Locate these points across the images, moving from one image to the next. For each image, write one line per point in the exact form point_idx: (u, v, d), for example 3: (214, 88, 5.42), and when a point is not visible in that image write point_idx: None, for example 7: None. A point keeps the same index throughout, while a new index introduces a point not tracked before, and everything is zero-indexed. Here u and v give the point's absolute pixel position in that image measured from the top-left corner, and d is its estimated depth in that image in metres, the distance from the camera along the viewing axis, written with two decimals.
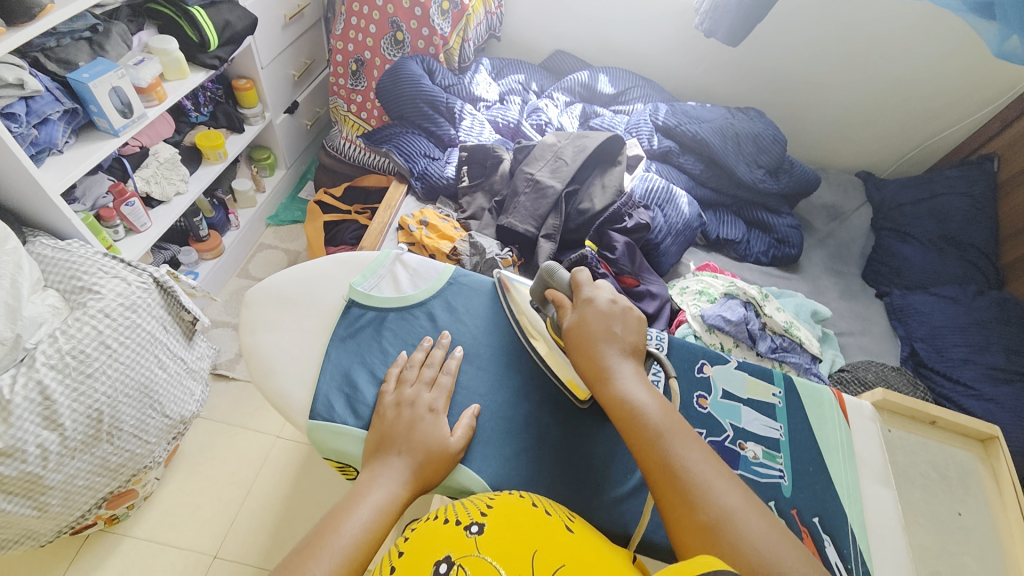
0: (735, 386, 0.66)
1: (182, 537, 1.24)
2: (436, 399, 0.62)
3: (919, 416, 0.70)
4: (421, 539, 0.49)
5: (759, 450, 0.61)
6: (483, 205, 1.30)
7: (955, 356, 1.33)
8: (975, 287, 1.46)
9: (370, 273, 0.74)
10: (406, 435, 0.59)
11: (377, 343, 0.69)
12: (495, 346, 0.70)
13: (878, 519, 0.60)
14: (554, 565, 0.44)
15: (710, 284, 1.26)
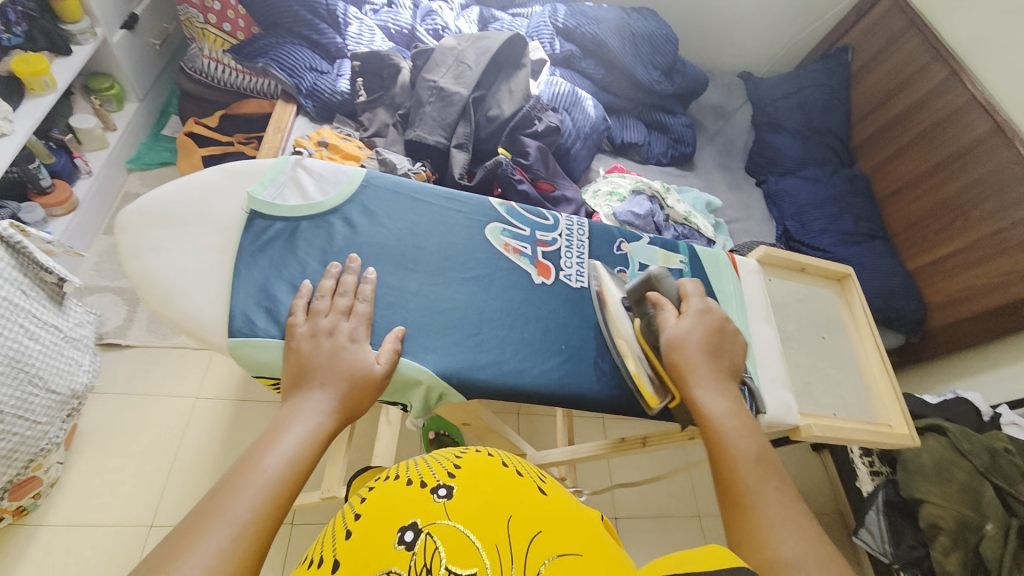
0: (648, 258, 0.73)
1: (110, 513, 1.16)
2: (355, 325, 0.60)
3: (790, 264, 0.82)
4: (379, 506, 0.46)
5: None
6: (386, 121, 1.21)
7: (817, 228, 1.57)
8: (832, 168, 1.71)
9: (269, 182, 0.67)
10: (327, 365, 0.56)
11: (291, 256, 0.64)
12: (421, 245, 0.69)
13: (762, 349, 0.72)
14: (531, 533, 0.42)
15: (619, 184, 1.33)
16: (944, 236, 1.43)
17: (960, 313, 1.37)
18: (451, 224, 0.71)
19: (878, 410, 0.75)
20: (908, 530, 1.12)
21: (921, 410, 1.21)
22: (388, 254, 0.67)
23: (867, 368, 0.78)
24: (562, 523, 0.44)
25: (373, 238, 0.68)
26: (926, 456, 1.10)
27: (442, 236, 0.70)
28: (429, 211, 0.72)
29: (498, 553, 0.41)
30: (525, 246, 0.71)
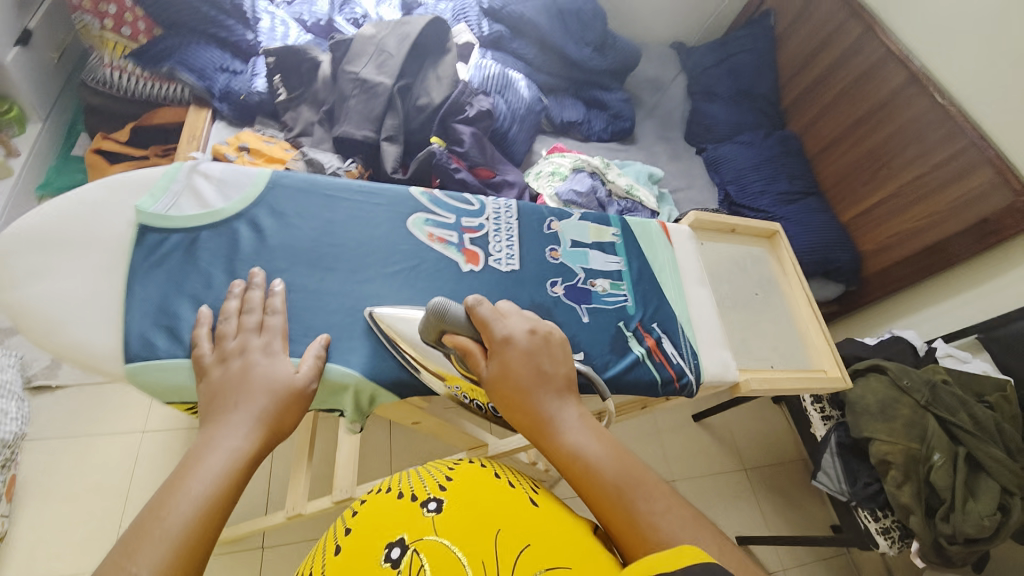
0: (580, 234, 0.72)
1: (62, 563, 1.08)
2: (269, 340, 0.56)
3: (721, 227, 0.83)
4: (382, 524, 0.54)
5: (606, 283, 0.69)
6: (311, 119, 1.15)
7: (755, 190, 1.62)
8: (765, 130, 1.76)
9: (160, 191, 0.63)
10: (241, 385, 0.52)
11: (194, 269, 0.61)
12: (339, 242, 0.66)
13: (697, 311, 0.73)
14: (517, 546, 0.49)
15: (561, 163, 1.33)
16: (871, 186, 1.50)
17: (891, 258, 1.45)
18: (371, 217, 0.69)
19: (812, 356, 0.78)
20: (862, 468, 1.17)
21: (862, 352, 1.27)
22: (307, 254, 0.64)
23: (801, 320, 0.81)
24: (544, 533, 0.52)
25: (286, 240, 0.64)
26: (870, 396, 1.15)
27: (364, 232, 0.67)
28: (345, 207, 0.68)
29: (483, 566, 0.47)
30: (451, 235, 0.66)
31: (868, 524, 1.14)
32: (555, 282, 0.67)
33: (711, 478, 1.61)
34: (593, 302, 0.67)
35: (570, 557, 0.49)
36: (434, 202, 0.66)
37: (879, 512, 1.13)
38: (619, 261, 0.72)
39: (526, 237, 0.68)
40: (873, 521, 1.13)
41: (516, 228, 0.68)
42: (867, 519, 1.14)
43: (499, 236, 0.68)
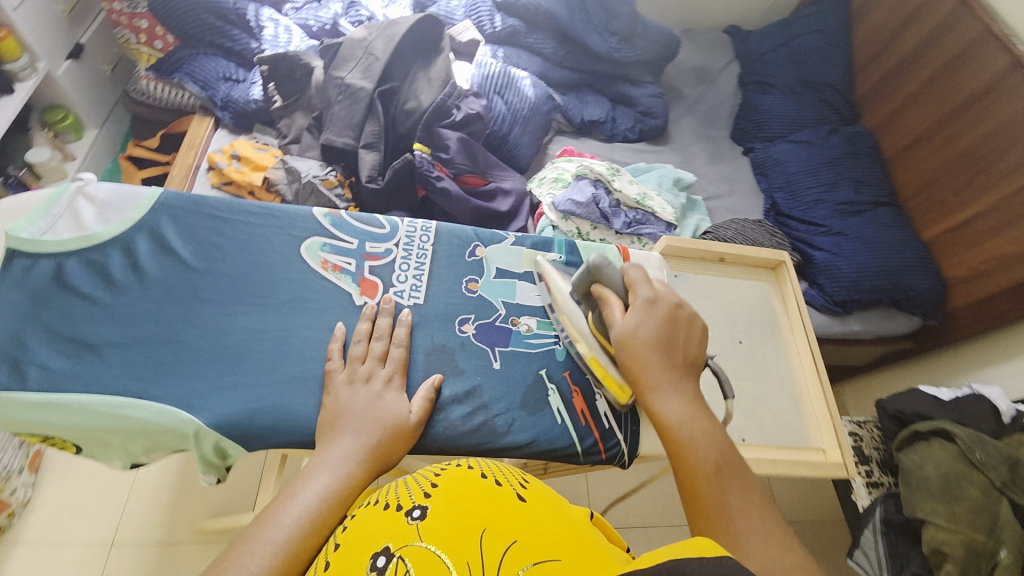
0: (510, 263, 0.65)
1: (74, 533, 1.14)
2: (392, 373, 0.55)
3: (706, 255, 0.71)
4: (355, 534, 0.40)
5: (531, 322, 0.62)
6: (303, 126, 1.14)
7: (810, 199, 1.37)
8: (830, 127, 1.49)
9: (38, 214, 0.57)
10: (359, 412, 0.51)
11: (59, 296, 0.55)
12: (217, 273, 0.57)
13: None
14: (504, 544, 0.37)
15: (565, 169, 1.21)
16: (964, 196, 1.20)
17: (986, 288, 1.14)
18: (253, 242, 0.59)
19: (811, 431, 0.64)
20: (911, 552, 0.95)
21: (928, 411, 1.01)
22: (174, 284, 0.56)
23: (797, 389, 0.66)
24: (547, 532, 0.39)
25: (166, 270, 0.57)
26: (931, 468, 0.93)
27: (248, 260, 0.58)
28: (232, 230, 0.59)
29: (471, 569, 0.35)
30: (348, 262, 0.60)
31: None
32: (466, 320, 0.60)
33: None
34: (509, 345, 0.60)
35: (564, 552, 0.38)
36: (337, 225, 0.61)
37: None
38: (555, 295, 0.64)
39: (438, 271, 0.62)
40: None
41: (427, 254, 0.63)
42: None
43: (405, 265, 0.61)
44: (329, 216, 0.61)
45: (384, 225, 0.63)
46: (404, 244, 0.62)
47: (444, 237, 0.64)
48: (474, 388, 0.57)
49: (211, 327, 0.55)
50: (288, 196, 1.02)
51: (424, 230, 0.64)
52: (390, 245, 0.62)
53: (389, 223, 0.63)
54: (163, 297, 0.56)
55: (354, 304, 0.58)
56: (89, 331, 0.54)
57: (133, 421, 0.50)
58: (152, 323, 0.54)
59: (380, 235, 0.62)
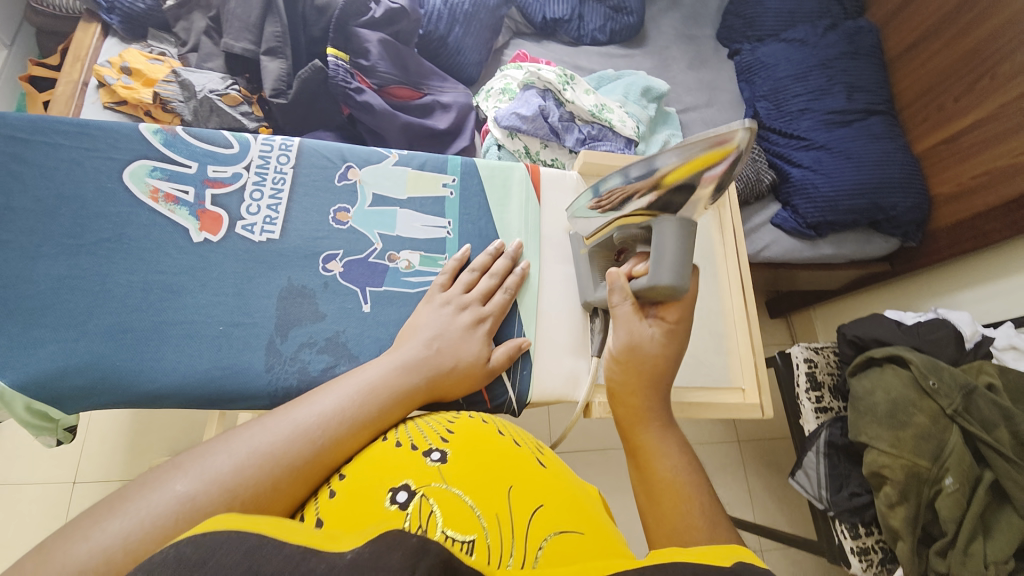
0: (391, 186, 0.55)
1: (38, 472, 1.17)
2: (487, 314, 0.51)
3: None
4: (365, 466, 0.39)
5: (412, 258, 0.54)
6: (200, 29, 0.97)
7: (795, 108, 1.20)
8: (828, 22, 1.29)
9: None
10: (439, 332, 0.49)
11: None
12: (15, 208, 0.46)
13: (551, 296, 0.57)
14: (532, 506, 0.37)
15: (513, 77, 1.05)
16: (965, 102, 1.07)
17: (971, 207, 1.05)
18: (64, 169, 0.48)
19: (733, 369, 0.59)
20: (853, 474, 0.95)
21: (886, 337, 0.96)
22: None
23: (724, 324, 0.61)
24: (568, 500, 0.39)
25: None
26: (880, 394, 0.90)
27: (58, 193, 0.47)
28: (37, 154, 0.48)
29: (499, 522, 0.35)
30: (185, 191, 0.50)
31: (845, 540, 0.94)
32: (331, 257, 0.51)
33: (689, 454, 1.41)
34: (383, 285, 0.52)
35: (584, 523, 0.37)
36: (171, 145, 0.51)
37: (861, 529, 0.93)
38: (446, 224, 0.56)
39: (299, 199, 0.52)
40: (851, 538, 0.93)
41: (286, 179, 0.53)
42: (843, 534, 0.95)
43: (256, 193, 0.51)
44: (162, 134, 0.51)
45: (233, 144, 0.52)
46: (258, 167, 0.52)
47: (306, 159, 0.54)
48: (337, 334, 0.49)
49: (6, 276, 0.45)
50: (185, 116, 0.89)
51: (288, 150, 0.54)
52: (239, 168, 0.52)
53: (239, 141, 0.53)
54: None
55: (192, 241, 0.49)
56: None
57: None
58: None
59: (227, 157, 0.52)
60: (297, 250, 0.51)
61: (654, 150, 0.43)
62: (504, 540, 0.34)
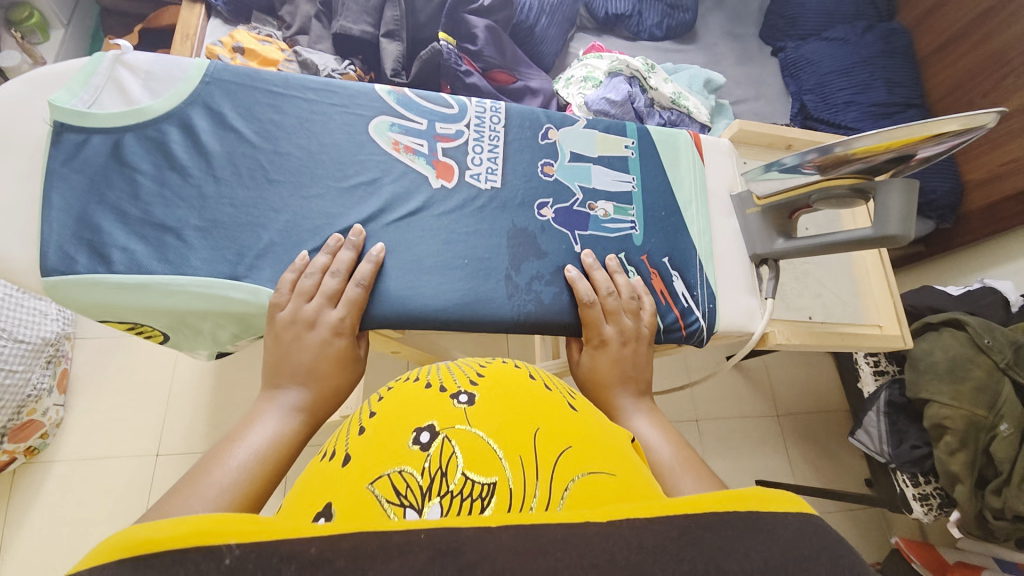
0: (584, 146, 0.67)
1: (118, 447, 1.18)
2: (346, 314, 0.53)
3: (775, 143, 0.77)
4: (396, 406, 0.39)
5: (609, 207, 0.65)
6: (309, 13, 1.02)
7: (840, 100, 1.31)
8: (866, 23, 1.40)
9: (80, 85, 0.56)
10: (291, 354, 0.50)
11: (112, 174, 0.55)
12: (283, 150, 0.59)
13: (721, 241, 0.66)
14: (558, 447, 0.35)
15: (595, 66, 1.11)
16: (992, 98, 1.19)
17: (1001, 191, 1.16)
18: (317, 120, 0.61)
19: (869, 310, 0.70)
20: (911, 430, 1.04)
21: (940, 304, 1.08)
22: (238, 158, 0.58)
23: (858, 272, 0.71)
24: (598, 441, 0.36)
25: (226, 145, 0.58)
26: (940, 354, 0.99)
27: (314, 139, 0.60)
28: (291, 105, 0.61)
29: (522, 464, 0.33)
30: (419, 143, 0.63)
31: (906, 488, 1.05)
32: (544, 204, 0.63)
33: (751, 421, 1.45)
34: (590, 229, 0.63)
35: (616, 466, 0.35)
36: (404, 104, 0.64)
37: (920, 477, 1.03)
38: (632, 178, 0.67)
39: (511, 153, 0.65)
40: (912, 486, 1.03)
41: (500, 136, 0.65)
42: (904, 483, 1.05)
43: (478, 147, 0.64)
44: (394, 95, 0.64)
45: (453, 106, 0.65)
46: (478, 125, 0.65)
47: (513, 122, 0.66)
48: (560, 267, 0.61)
49: (287, 209, 0.57)
50: None
51: (496, 111, 0.67)
52: (461, 126, 0.65)
53: (456, 104, 0.66)
54: (228, 174, 0.57)
55: (432, 186, 0.62)
56: (162, 214, 0.55)
57: (228, 302, 0.53)
58: (224, 203, 0.56)
59: (449, 116, 0.65)
60: (516, 191, 0.64)
61: (856, 136, 0.49)
62: (527, 483, 0.32)
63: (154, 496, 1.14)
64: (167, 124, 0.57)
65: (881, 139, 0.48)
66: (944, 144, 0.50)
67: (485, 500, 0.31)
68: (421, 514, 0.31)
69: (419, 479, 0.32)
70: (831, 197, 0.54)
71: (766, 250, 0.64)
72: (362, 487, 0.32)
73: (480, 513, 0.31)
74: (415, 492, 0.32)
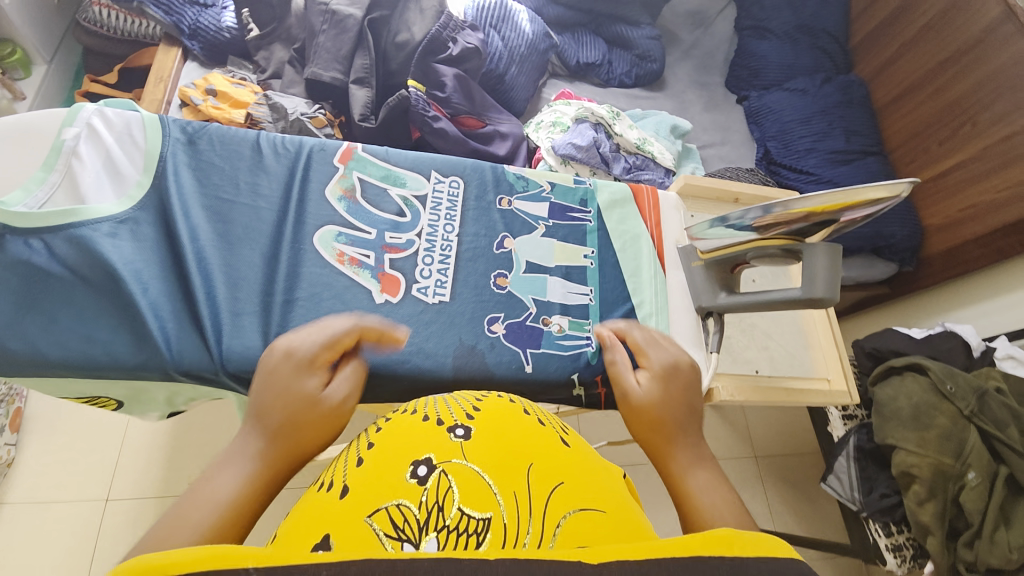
0: (542, 256, 0.64)
1: (65, 491, 1.12)
2: (318, 348, 0.45)
3: (723, 196, 0.79)
4: (392, 442, 0.38)
5: (563, 323, 0.61)
6: (284, 59, 1.05)
7: (802, 147, 1.36)
8: (824, 75, 1.46)
9: (33, 183, 0.50)
10: (270, 391, 0.41)
11: (53, 283, 0.48)
12: (230, 217, 0.55)
13: (678, 294, 0.66)
14: (552, 483, 0.35)
15: (563, 112, 1.15)
16: (948, 146, 1.23)
17: (960, 236, 1.20)
18: (266, 229, 0.55)
19: (818, 362, 0.71)
20: (881, 477, 1.03)
21: (900, 347, 1.08)
22: (176, 267, 0.52)
23: (807, 324, 0.72)
24: (589, 477, 0.37)
25: (162, 236, 0.52)
26: (903, 399, 0.98)
27: (260, 250, 0.54)
28: (238, 213, 0.55)
29: (516, 499, 0.33)
30: (367, 255, 0.58)
31: (878, 538, 1.02)
32: (494, 319, 0.59)
33: (728, 463, 1.42)
34: (542, 346, 0.59)
35: (607, 503, 0.36)
36: (354, 213, 0.59)
37: (893, 527, 1.01)
38: (588, 291, 0.64)
39: (463, 264, 0.61)
40: (885, 537, 1.01)
41: (452, 247, 0.61)
42: (877, 533, 1.03)
43: (428, 258, 0.60)
44: (345, 201, 0.59)
45: (405, 213, 0.61)
46: (430, 226, 0.61)
47: (468, 229, 0.63)
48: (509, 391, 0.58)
49: (218, 300, 0.51)
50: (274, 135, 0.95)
51: (453, 204, 0.63)
52: (412, 236, 0.60)
53: (409, 211, 0.62)
54: (163, 285, 0.50)
55: (375, 301, 0.56)
56: (98, 325, 0.48)
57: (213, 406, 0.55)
58: (166, 302, 0.50)
59: (400, 225, 0.60)
60: (466, 305, 0.59)
61: (795, 195, 0.50)
62: (522, 519, 0.32)
63: (98, 549, 1.08)
64: (111, 228, 0.50)
65: (819, 203, 0.49)
66: (872, 210, 0.50)
67: (481, 535, 0.31)
68: (418, 548, 0.30)
69: (416, 512, 0.32)
70: (765, 255, 0.55)
71: (711, 303, 0.64)
72: (360, 519, 0.32)
73: (477, 548, 0.30)
74: (413, 526, 0.31)
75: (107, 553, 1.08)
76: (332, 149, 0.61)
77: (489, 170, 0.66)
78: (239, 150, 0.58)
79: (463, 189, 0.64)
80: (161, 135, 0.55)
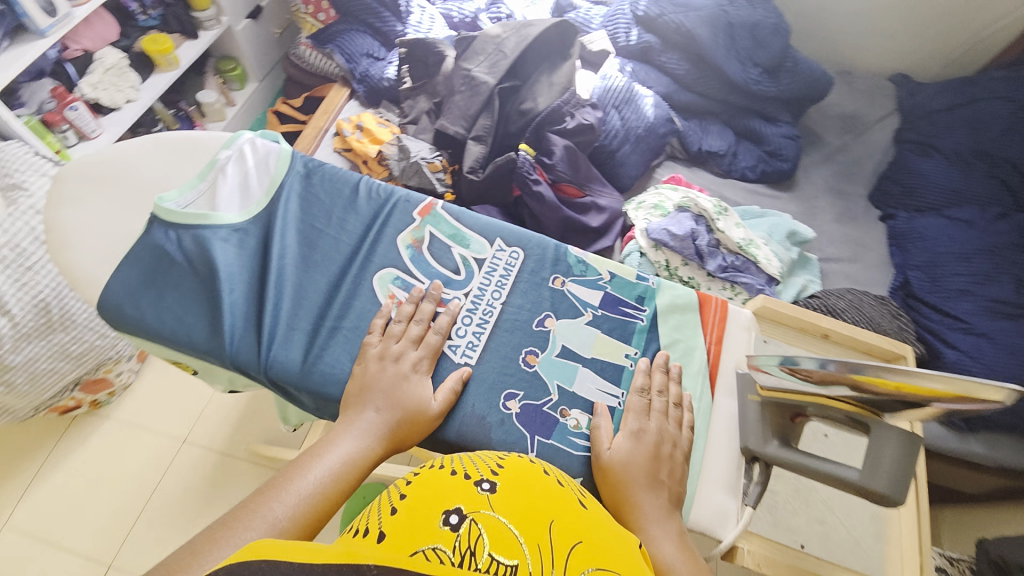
0: (580, 344, 0.62)
1: (156, 423, 1.32)
2: (421, 357, 0.58)
3: (808, 329, 0.74)
4: (421, 489, 0.40)
5: (581, 419, 0.58)
6: (423, 108, 1.19)
7: (954, 287, 1.15)
8: (1001, 209, 1.23)
9: (187, 187, 0.63)
10: (381, 388, 0.55)
11: (172, 267, 0.59)
12: (315, 244, 0.63)
13: (725, 427, 0.61)
14: (571, 540, 0.36)
15: (667, 197, 1.13)
16: None
17: None
18: (340, 259, 0.63)
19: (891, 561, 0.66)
20: None
21: None
22: (260, 276, 0.60)
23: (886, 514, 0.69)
24: (605, 540, 0.38)
25: (259, 248, 0.61)
26: None
27: (328, 276, 0.62)
28: (323, 242, 0.64)
29: (541, 551, 0.34)
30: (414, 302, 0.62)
31: None
32: (512, 395, 0.58)
33: None
34: (552, 438, 0.57)
35: (626, 569, 0.37)
36: (416, 262, 0.64)
37: None
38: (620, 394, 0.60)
39: (498, 334, 0.61)
40: None
41: (494, 313, 0.63)
42: None
43: (467, 319, 0.62)
44: (411, 250, 0.65)
45: (461, 272, 0.65)
46: (479, 288, 0.64)
47: (514, 299, 0.64)
48: None
49: (281, 312, 0.59)
50: (395, 172, 1.08)
51: (507, 272, 0.65)
52: (460, 294, 0.63)
53: (465, 270, 0.65)
54: (245, 289, 0.59)
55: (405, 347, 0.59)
56: (187, 310, 0.58)
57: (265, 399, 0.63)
58: (243, 304, 0.59)
59: (452, 281, 0.64)
60: (490, 372, 0.59)
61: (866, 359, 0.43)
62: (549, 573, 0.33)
63: (161, 482, 1.24)
64: (227, 234, 0.61)
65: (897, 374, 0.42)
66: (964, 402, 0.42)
67: None
68: None
69: (451, 556, 0.33)
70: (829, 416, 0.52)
71: (757, 448, 0.57)
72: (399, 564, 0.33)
73: None
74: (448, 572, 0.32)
75: (168, 487, 1.24)
76: (415, 201, 0.68)
77: (552, 248, 0.67)
78: (340, 189, 0.67)
79: (521, 260, 0.66)
80: (287, 166, 0.66)
